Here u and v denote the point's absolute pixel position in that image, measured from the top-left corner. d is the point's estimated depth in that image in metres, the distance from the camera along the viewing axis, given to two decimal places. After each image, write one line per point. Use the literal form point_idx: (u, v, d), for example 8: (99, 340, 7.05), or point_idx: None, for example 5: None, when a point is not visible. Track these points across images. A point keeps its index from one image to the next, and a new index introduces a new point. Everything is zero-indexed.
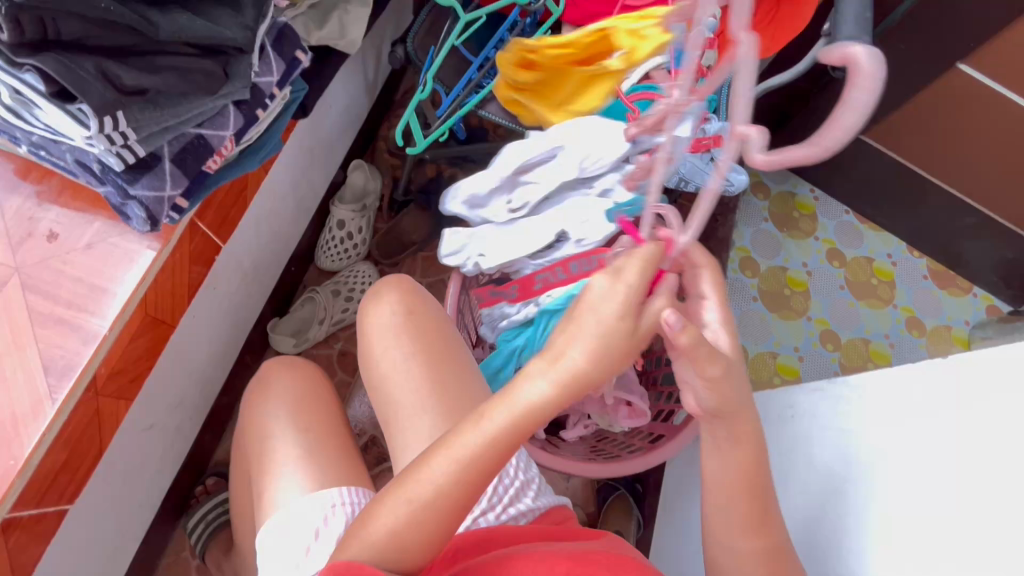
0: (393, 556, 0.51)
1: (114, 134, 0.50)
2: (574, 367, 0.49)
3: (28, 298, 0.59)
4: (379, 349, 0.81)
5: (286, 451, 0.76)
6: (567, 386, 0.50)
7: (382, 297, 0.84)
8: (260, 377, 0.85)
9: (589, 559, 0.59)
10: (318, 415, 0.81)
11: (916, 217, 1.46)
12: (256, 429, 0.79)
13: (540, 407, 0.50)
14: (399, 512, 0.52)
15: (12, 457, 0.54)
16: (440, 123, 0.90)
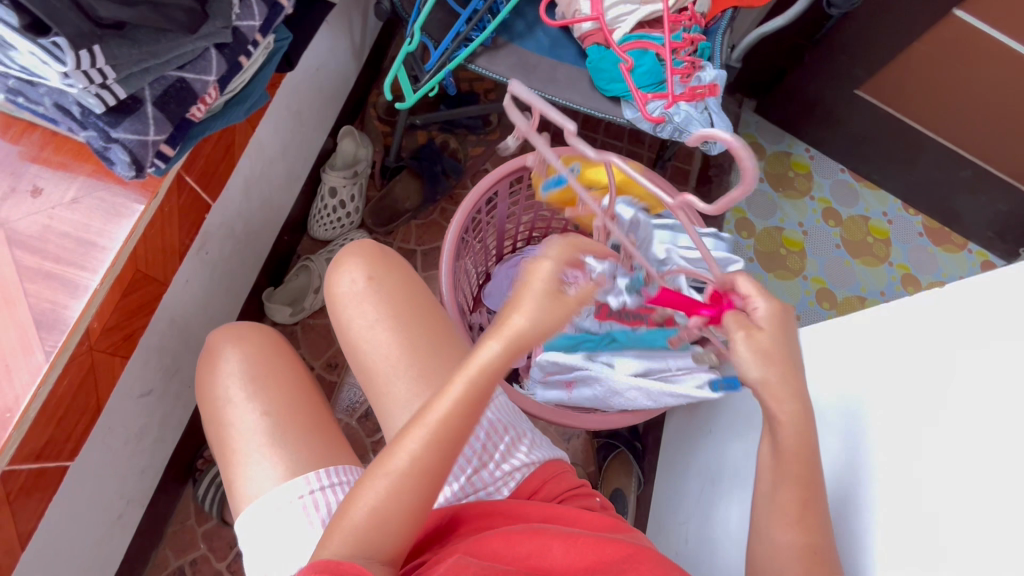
0: (371, 534, 0.52)
1: (91, 72, 0.47)
2: (517, 330, 0.52)
3: (15, 253, 0.58)
4: (347, 315, 0.81)
5: (251, 433, 0.73)
6: (514, 346, 0.52)
7: (345, 263, 0.83)
8: (211, 347, 0.80)
9: (598, 538, 0.63)
10: (283, 383, 0.78)
11: (912, 173, 1.45)
12: (214, 409, 0.76)
13: (502, 369, 0.53)
14: (378, 488, 0.53)
15: (7, 411, 0.53)
16: (429, 77, 0.88)
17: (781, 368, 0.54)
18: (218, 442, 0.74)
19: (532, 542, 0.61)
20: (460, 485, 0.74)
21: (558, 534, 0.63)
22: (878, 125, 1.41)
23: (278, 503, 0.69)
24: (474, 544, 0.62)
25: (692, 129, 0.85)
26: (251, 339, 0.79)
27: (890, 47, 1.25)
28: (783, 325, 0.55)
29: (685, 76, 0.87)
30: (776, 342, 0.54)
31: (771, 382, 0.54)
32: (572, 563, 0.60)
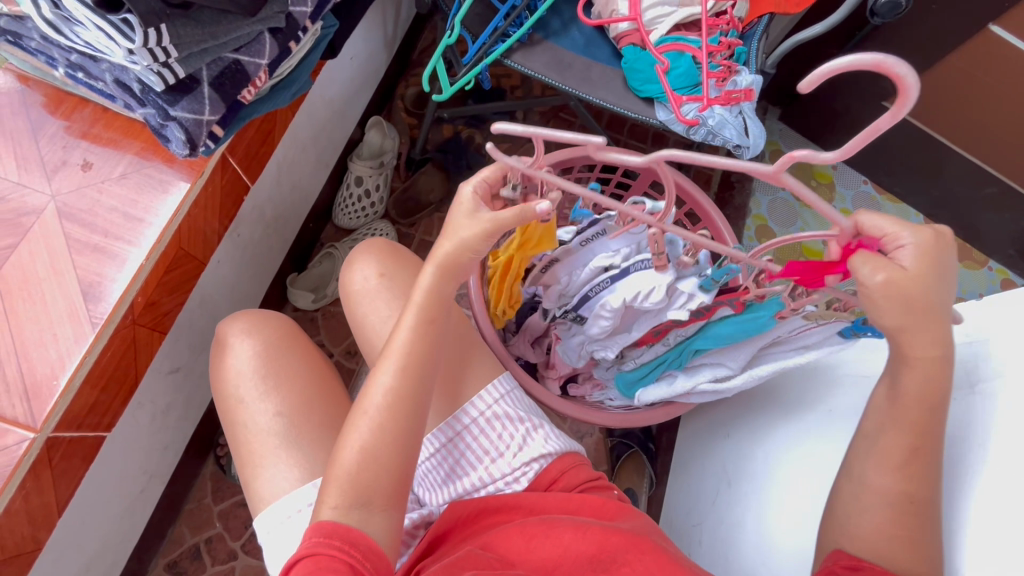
0: (369, 470, 0.56)
1: (157, 50, 0.48)
2: (446, 252, 0.60)
3: (65, 226, 0.59)
4: (361, 311, 0.82)
5: (264, 428, 0.73)
6: (450, 268, 0.61)
7: (357, 262, 0.83)
8: (218, 340, 0.80)
9: (613, 542, 0.64)
10: (292, 378, 0.77)
11: (936, 187, 1.45)
12: (228, 406, 0.76)
13: (440, 292, 0.61)
14: (365, 432, 0.58)
15: (56, 379, 0.55)
16: (466, 70, 0.89)
17: (922, 317, 0.55)
18: (231, 429, 0.75)
19: (545, 540, 0.64)
20: (476, 477, 0.74)
21: (568, 522, 0.65)
22: (904, 137, 1.41)
23: (287, 514, 0.69)
24: (490, 539, 0.66)
25: (725, 133, 0.85)
26: (269, 325, 0.80)
27: (921, 60, 1.25)
28: (935, 259, 0.54)
29: (721, 80, 0.88)
30: (925, 287, 0.54)
31: (910, 328, 0.56)
32: (580, 549, 0.63)
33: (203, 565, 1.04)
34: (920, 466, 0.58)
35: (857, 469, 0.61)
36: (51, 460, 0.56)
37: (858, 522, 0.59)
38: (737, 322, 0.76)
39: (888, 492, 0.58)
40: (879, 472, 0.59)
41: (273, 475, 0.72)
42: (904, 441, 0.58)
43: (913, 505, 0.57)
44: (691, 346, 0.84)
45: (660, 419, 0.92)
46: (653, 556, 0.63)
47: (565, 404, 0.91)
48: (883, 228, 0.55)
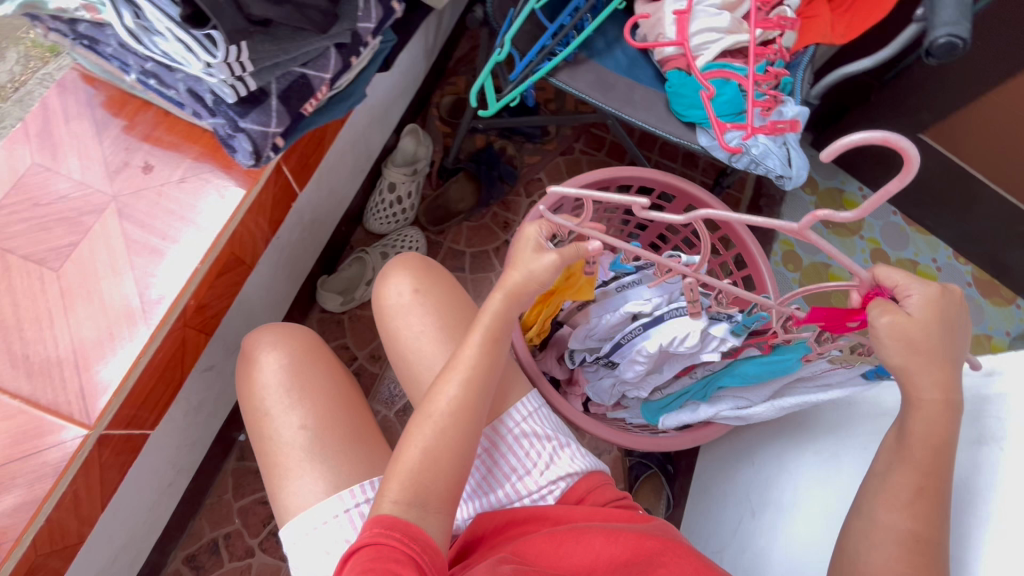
0: (430, 476, 0.58)
1: (235, 65, 0.50)
2: (514, 279, 0.65)
3: (124, 227, 0.61)
4: (394, 326, 0.81)
5: (291, 442, 0.72)
6: (515, 295, 0.65)
7: (391, 276, 0.82)
8: (245, 351, 0.79)
9: (643, 547, 0.62)
10: (318, 391, 0.76)
11: (968, 221, 1.44)
12: (254, 418, 0.75)
13: (508, 311, 0.65)
14: (427, 434, 0.60)
15: (111, 377, 0.56)
16: (513, 87, 0.90)
17: (925, 359, 0.57)
18: (258, 441, 0.74)
19: (576, 546, 0.62)
20: (503, 492, 0.73)
21: (599, 528, 0.64)
22: (939, 170, 1.40)
23: (324, 518, 0.69)
24: (520, 545, 0.64)
25: (769, 163, 0.85)
26: (296, 336, 0.79)
27: (963, 94, 1.25)
28: (942, 308, 0.57)
29: (766, 109, 0.88)
30: (928, 334, 0.56)
31: (913, 369, 0.58)
32: (613, 553, 0.61)
33: (220, 560, 1.05)
34: (928, 506, 0.58)
35: (867, 506, 0.61)
36: (102, 455, 0.57)
37: (868, 558, 0.59)
38: (762, 363, 0.78)
39: (899, 533, 0.58)
40: (887, 508, 0.60)
41: (298, 487, 0.71)
42: (912, 481, 0.59)
43: (920, 544, 0.57)
44: (717, 378, 0.85)
45: (687, 445, 0.90)
46: (688, 559, 0.62)
47: (590, 421, 0.91)
48: (895, 278, 0.58)
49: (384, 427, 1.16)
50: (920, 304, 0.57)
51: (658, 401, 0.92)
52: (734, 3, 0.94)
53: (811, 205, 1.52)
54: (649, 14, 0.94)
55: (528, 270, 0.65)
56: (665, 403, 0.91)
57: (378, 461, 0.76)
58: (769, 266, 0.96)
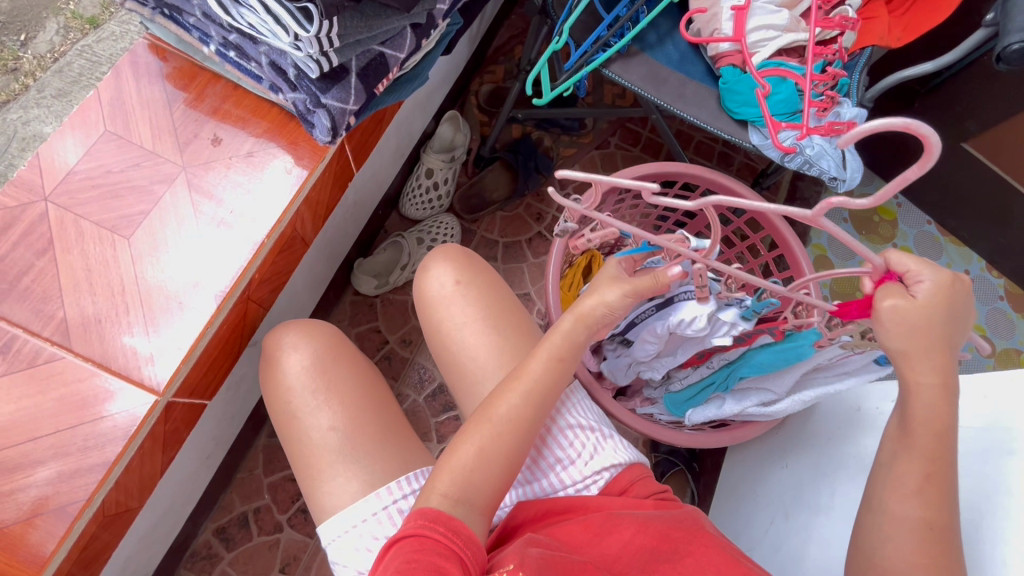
0: (479, 475, 0.59)
1: (323, 39, 0.50)
2: (590, 308, 0.64)
3: (194, 198, 0.61)
4: (436, 321, 0.72)
5: (323, 442, 0.69)
6: (585, 319, 0.65)
7: (431, 267, 0.73)
8: (266, 351, 0.75)
9: (672, 537, 0.61)
10: (345, 390, 0.72)
11: (1004, 235, 1.43)
12: (282, 420, 0.72)
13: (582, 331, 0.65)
14: (484, 433, 0.61)
15: (180, 346, 0.57)
16: (567, 77, 0.89)
17: (925, 344, 0.56)
18: (288, 442, 0.71)
19: (607, 536, 0.61)
20: (545, 483, 0.72)
21: (630, 518, 0.63)
22: (980, 182, 1.39)
23: (360, 518, 0.65)
24: (557, 531, 0.63)
25: (823, 164, 0.84)
26: (320, 333, 0.75)
27: (1012, 106, 1.23)
28: (951, 296, 0.55)
29: (822, 109, 0.87)
30: (931, 318, 0.55)
31: (913, 354, 0.57)
32: (642, 542, 0.60)
33: (249, 534, 1.06)
34: (937, 489, 0.57)
35: (878, 499, 0.60)
36: (166, 424, 0.58)
37: (886, 552, 0.57)
38: (776, 351, 0.77)
39: (914, 522, 0.57)
40: (900, 499, 0.58)
41: (333, 488, 0.68)
42: (917, 470, 0.58)
43: (933, 532, 0.56)
44: (735, 370, 0.83)
45: (725, 443, 0.89)
46: (717, 551, 0.60)
47: (626, 413, 0.90)
48: (907, 264, 0.56)
49: (413, 412, 1.16)
50: (929, 285, 0.55)
51: (680, 396, 0.90)
52: (793, 2, 0.93)
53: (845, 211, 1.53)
54: (705, 9, 0.93)
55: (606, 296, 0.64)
56: (689, 395, 0.90)
57: (414, 457, 0.73)
58: (804, 250, 0.95)
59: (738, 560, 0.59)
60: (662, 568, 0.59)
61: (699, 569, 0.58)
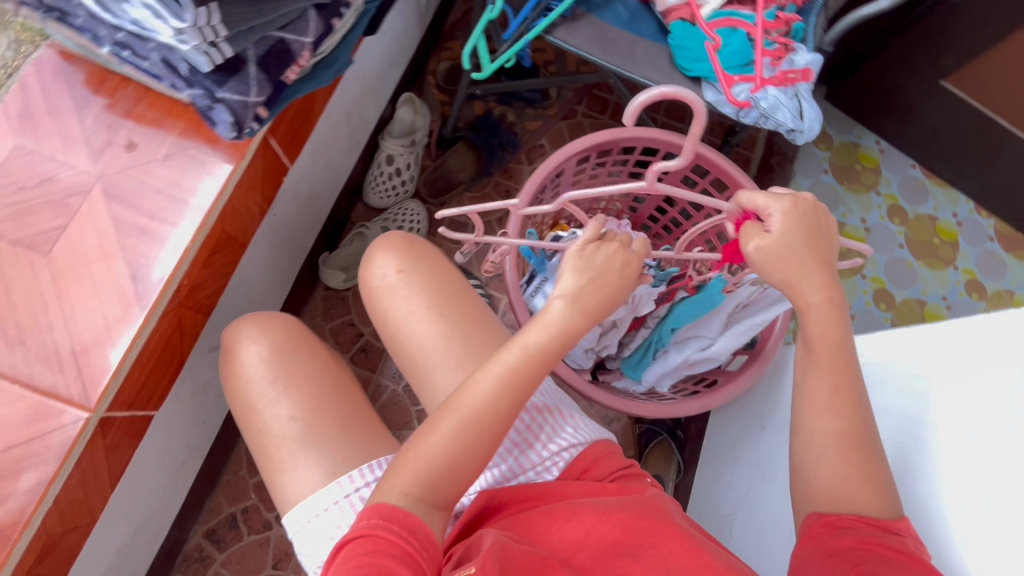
0: (439, 489, 0.55)
1: (205, 29, 0.49)
2: (587, 298, 0.59)
3: (112, 208, 0.59)
4: (382, 310, 0.72)
5: (283, 432, 0.68)
6: (587, 311, 0.59)
7: (375, 257, 0.73)
8: (224, 342, 0.74)
9: (634, 528, 0.58)
10: (304, 379, 0.71)
11: (991, 173, 1.39)
12: (243, 412, 0.71)
13: (569, 327, 0.58)
14: (454, 433, 0.55)
15: (107, 360, 0.56)
16: (508, 47, 0.85)
17: (799, 269, 0.60)
18: (249, 436, 0.70)
19: (566, 524, 0.59)
20: (506, 466, 0.69)
21: (591, 506, 0.61)
22: (961, 120, 1.34)
23: (323, 507, 0.65)
24: (515, 521, 0.61)
25: (779, 116, 0.81)
26: (277, 324, 0.74)
27: (988, 38, 1.18)
28: (800, 218, 0.60)
29: (776, 59, 0.83)
30: (794, 248, 0.59)
31: (794, 279, 0.60)
32: (604, 532, 0.58)
33: (239, 534, 1.07)
34: (846, 400, 0.61)
35: (797, 419, 0.62)
36: (105, 437, 0.58)
37: (813, 471, 0.61)
38: (691, 304, 0.86)
39: (833, 434, 0.60)
40: (816, 415, 0.61)
41: (295, 477, 0.67)
42: (827, 381, 0.61)
43: (852, 440, 0.60)
44: (666, 323, 0.89)
45: (695, 411, 0.89)
46: (678, 540, 0.58)
47: (593, 387, 0.90)
48: (755, 202, 0.61)
49: (393, 402, 1.16)
50: (779, 214, 0.60)
51: (631, 362, 0.94)
52: None
53: (825, 162, 1.48)
54: None
55: (586, 283, 0.59)
56: (637, 358, 0.94)
57: (377, 443, 0.72)
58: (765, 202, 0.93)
59: (700, 547, 0.58)
60: (625, 563, 0.56)
61: (660, 562, 0.56)
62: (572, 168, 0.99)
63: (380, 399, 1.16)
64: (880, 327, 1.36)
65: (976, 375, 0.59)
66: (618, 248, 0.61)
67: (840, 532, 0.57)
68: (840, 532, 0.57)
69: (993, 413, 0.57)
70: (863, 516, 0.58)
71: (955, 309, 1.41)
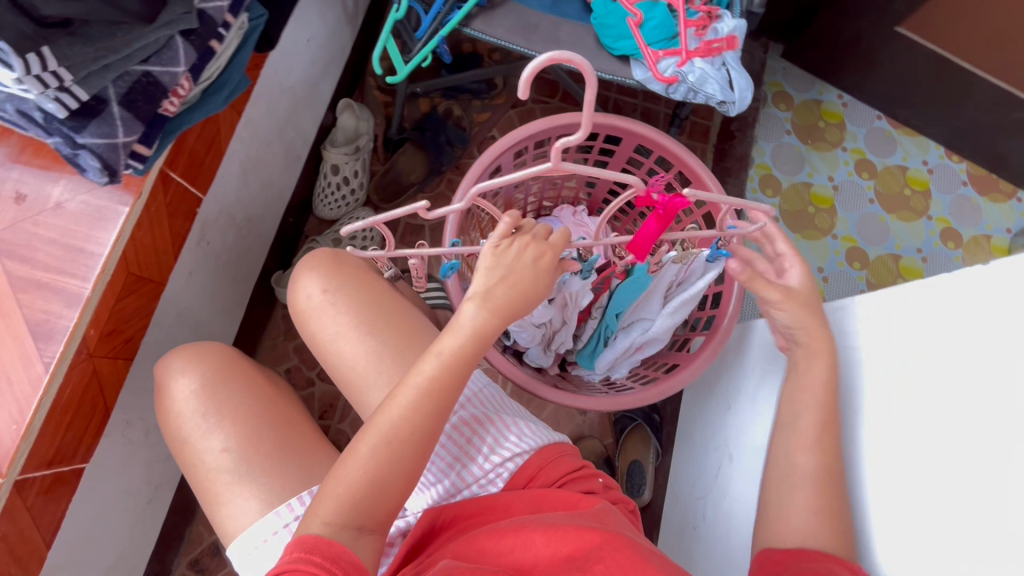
0: (364, 510, 0.55)
1: (45, 76, 0.53)
2: (502, 295, 0.60)
3: (5, 263, 0.61)
4: (312, 329, 0.78)
5: (218, 465, 0.68)
6: (501, 309, 0.60)
7: (301, 280, 0.78)
8: (156, 377, 0.73)
9: (581, 536, 0.57)
10: (236, 409, 0.70)
11: (956, 117, 1.35)
12: (179, 447, 0.70)
13: (482, 328, 0.60)
14: (377, 451, 0.56)
15: (14, 423, 0.58)
16: (422, 46, 0.82)
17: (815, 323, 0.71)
18: (185, 469, 0.70)
19: (513, 542, 0.58)
20: (449, 482, 0.71)
21: (539, 522, 0.60)
22: (920, 65, 1.29)
23: (261, 539, 0.64)
24: (463, 546, 0.61)
25: (708, 89, 0.78)
26: (208, 354, 0.73)
27: None
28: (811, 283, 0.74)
29: (701, 28, 0.80)
30: (807, 302, 0.72)
31: (808, 329, 0.70)
32: (554, 549, 0.56)
33: (223, 561, 1.05)
34: (830, 439, 0.65)
35: (785, 452, 0.67)
36: (23, 495, 0.62)
37: (789, 502, 0.64)
38: (625, 287, 0.85)
39: (812, 469, 0.64)
40: (801, 450, 0.65)
41: (233, 509, 0.67)
42: (814, 420, 0.66)
43: (826, 477, 0.63)
44: (609, 310, 0.89)
45: (654, 399, 0.87)
46: (624, 553, 0.56)
47: (546, 387, 0.89)
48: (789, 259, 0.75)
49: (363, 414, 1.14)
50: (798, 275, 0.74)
51: (587, 355, 0.94)
52: None
53: (787, 122, 1.44)
54: None
55: (495, 279, 0.61)
56: (591, 350, 0.94)
57: (320, 467, 0.71)
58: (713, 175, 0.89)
59: (646, 558, 0.56)
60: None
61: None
62: (510, 161, 0.96)
63: (350, 414, 1.15)
64: (855, 287, 1.33)
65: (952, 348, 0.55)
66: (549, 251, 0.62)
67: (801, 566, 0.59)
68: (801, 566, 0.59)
69: (961, 397, 0.53)
70: (829, 553, 0.59)
71: (932, 261, 1.37)
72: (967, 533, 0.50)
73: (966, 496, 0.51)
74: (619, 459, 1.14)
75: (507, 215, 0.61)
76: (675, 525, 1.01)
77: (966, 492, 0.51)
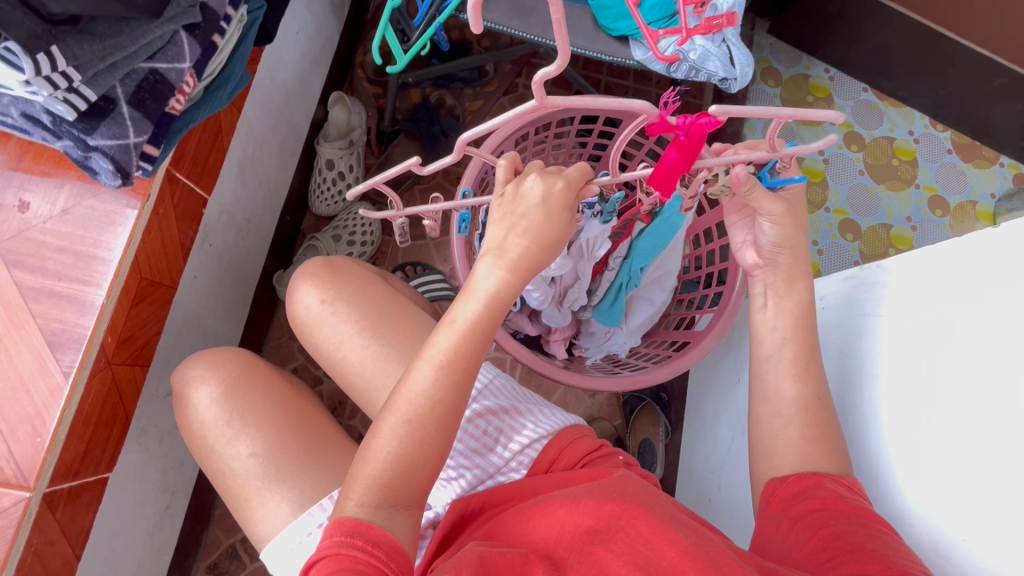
0: (397, 487, 0.54)
1: (54, 76, 0.52)
2: (523, 250, 0.57)
3: (14, 273, 0.61)
4: (319, 338, 0.77)
5: (248, 471, 0.67)
6: (518, 267, 0.57)
7: (299, 287, 0.78)
8: (174, 387, 0.72)
9: (604, 511, 0.58)
10: (258, 413, 0.69)
11: (940, 87, 1.37)
12: (206, 457, 0.69)
13: (501, 288, 0.57)
14: (400, 433, 0.54)
15: (39, 436, 0.59)
16: (419, 34, 0.81)
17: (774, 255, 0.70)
18: (213, 477, 0.69)
19: (541, 520, 0.59)
20: (472, 474, 0.72)
21: (562, 498, 0.60)
22: (904, 36, 1.30)
23: (298, 538, 0.64)
24: (492, 529, 0.62)
25: (710, 67, 0.79)
26: (224, 360, 0.72)
27: None
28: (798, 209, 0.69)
29: (699, 5, 0.80)
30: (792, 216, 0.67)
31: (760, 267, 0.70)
32: (577, 522, 0.57)
33: (242, 564, 1.04)
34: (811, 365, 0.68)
35: (759, 399, 0.68)
36: (49, 508, 0.61)
37: (773, 446, 0.66)
38: (653, 231, 0.85)
39: (786, 409, 0.66)
40: (789, 379, 0.67)
41: (266, 513, 0.66)
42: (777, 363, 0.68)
43: (800, 408, 0.66)
44: (633, 262, 0.90)
45: (668, 376, 0.88)
46: (645, 519, 0.56)
47: (559, 369, 0.89)
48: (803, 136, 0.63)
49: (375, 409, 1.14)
50: None
51: (606, 314, 0.95)
52: None
53: (777, 98, 1.45)
54: None
55: (510, 231, 0.58)
56: (609, 305, 0.94)
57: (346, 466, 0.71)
58: None
59: (667, 523, 0.56)
60: (596, 549, 0.54)
61: (630, 544, 0.54)
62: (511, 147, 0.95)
63: (360, 411, 1.15)
64: (849, 259, 1.36)
65: (952, 307, 0.58)
66: (557, 180, 0.58)
67: (801, 498, 0.61)
68: (801, 498, 0.61)
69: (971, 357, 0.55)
70: (825, 472, 0.62)
71: (922, 229, 1.40)
72: (975, 469, 0.53)
73: (976, 450, 0.53)
74: (630, 438, 1.16)
75: (504, 156, 0.63)
76: (690, 498, 1.03)
77: (969, 437, 0.54)
